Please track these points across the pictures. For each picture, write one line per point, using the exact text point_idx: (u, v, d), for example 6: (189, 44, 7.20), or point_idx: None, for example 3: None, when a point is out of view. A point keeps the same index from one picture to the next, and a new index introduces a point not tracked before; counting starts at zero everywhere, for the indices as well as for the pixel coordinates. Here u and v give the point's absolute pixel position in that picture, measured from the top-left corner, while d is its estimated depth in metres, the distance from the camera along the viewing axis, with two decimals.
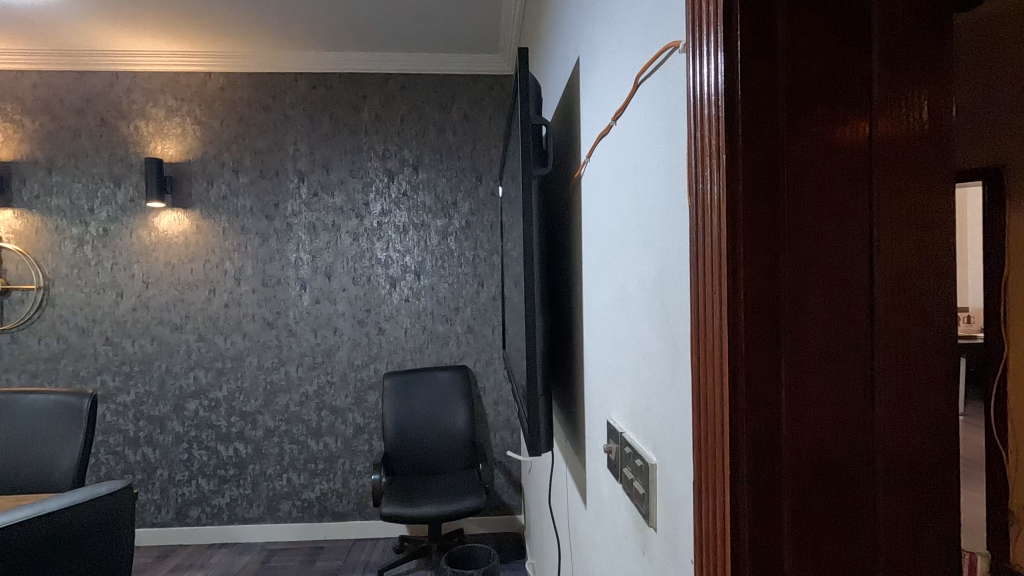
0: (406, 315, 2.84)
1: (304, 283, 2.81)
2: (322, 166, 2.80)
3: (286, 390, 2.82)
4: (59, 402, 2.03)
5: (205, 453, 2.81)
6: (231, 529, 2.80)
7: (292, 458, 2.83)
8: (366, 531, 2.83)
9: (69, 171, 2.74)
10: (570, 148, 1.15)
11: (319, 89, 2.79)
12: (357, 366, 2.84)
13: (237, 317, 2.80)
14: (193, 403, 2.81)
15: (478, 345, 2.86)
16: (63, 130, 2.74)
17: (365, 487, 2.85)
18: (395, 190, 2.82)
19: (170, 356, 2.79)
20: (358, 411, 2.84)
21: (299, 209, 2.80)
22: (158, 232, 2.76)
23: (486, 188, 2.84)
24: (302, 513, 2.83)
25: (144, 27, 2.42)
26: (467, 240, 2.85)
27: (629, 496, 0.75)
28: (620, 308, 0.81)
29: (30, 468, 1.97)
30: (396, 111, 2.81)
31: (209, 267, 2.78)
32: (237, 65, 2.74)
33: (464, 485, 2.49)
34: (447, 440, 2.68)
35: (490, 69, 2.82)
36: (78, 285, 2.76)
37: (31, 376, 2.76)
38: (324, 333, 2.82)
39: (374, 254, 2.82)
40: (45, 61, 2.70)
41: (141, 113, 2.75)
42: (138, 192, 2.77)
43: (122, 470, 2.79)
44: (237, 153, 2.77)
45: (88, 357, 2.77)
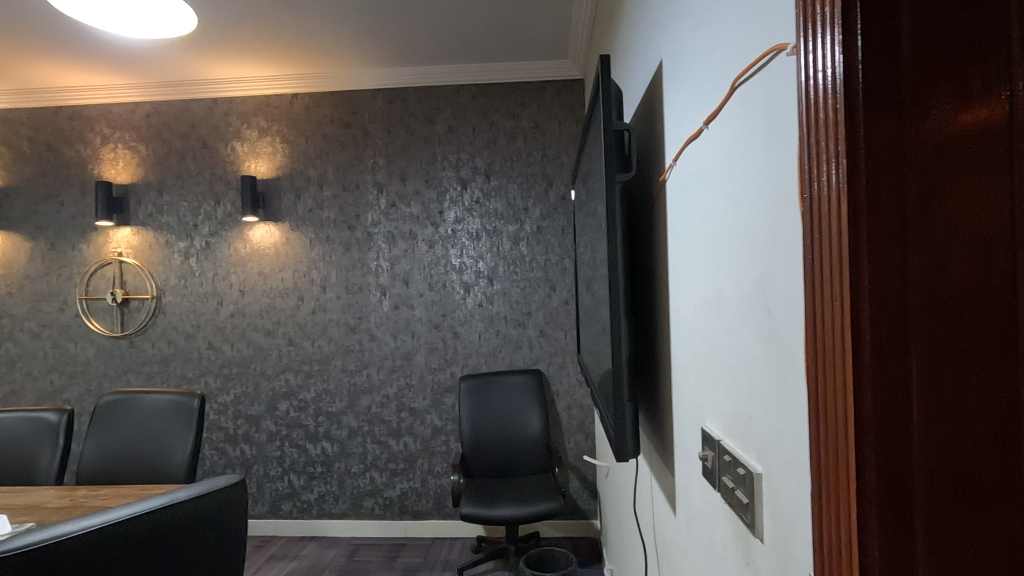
0: (480, 320, 2.90)
1: (383, 289, 2.93)
2: (399, 177, 2.92)
3: (369, 392, 2.95)
4: (172, 401, 2.25)
5: (296, 450, 2.99)
6: (320, 523, 2.96)
7: (375, 457, 2.95)
8: (444, 530, 2.91)
9: (176, 191, 3.01)
10: (653, 151, 1.14)
11: (395, 103, 2.91)
12: (434, 369, 2.93)
13: (323, 322, 2.97)
14: (285, 403, 3.00)
15: (551, 349, 2.88)
16: (172, 154, 3.01)
17: (443, 487, 2.93)
18: (468, 198, 2.89)
19: (264, 359, 3.00)
20: (436, 413, 2.93)
21: (380, 219, 2.93)
22: (252, 244, 2.98)
23: (557, 192, 2.86)
24: (384, 511, 2.95)
25: (240, 56, 2.63)
26: (538, 245, 2.87)
27: (729, 504, 0.74)
28: (716, 313, 0.79)
29: (148, 460, 2.18)
30: (468, 120, 2.89)
31: (298, 276, 2.97)
32: (320, 84, 2.91)
33: (541, 489, 2.51)
34: (522, 444, 2.71)
35: (559, 74, 2.84)
36: (184, 294, 3.02)
37: (147, 377, 3.05)
38: (403, 337, 2.93)
39: (449, 261, 2.90)
40: (156, 92, 2.99)
41: (237, 135, 2.98)
42: (234, 208, 3.00)
43: (223, 465, 3.02)
44: (321, 168, 2.94)
45: (194, 360, 3.03)
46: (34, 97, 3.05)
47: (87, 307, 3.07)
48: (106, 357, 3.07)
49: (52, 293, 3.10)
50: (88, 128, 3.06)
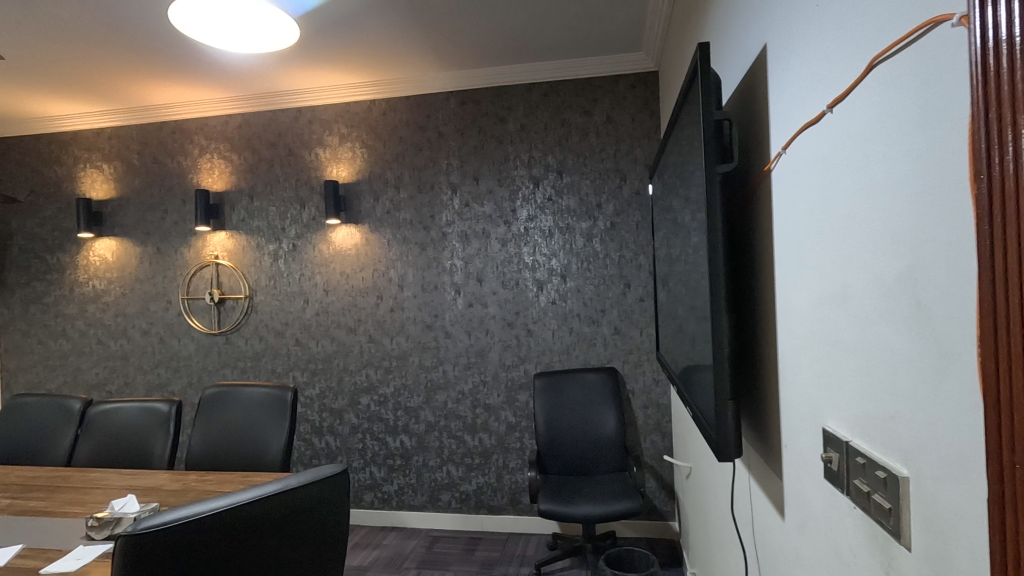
0: (553, 317, 2.90)
1: (458, 288, 2.99)
2: (472, 178, 2.96)
3: (445, 388, 3.02)
4: (267, 393, 2.39)
5: (377, 443, 3.11)
6: (400, 514, 3.06)
7: (451, 452, 3.02)
8: (520, 526, 2.93)
9: (265, 197, 3.20)
10: (756, 141, 1.10)
11: (468, 104, 2.96)
12: (508, 366, 2.96)
13: (400, 320, 3.07)
14: (366, 398, 3.12)
15: (626, 347, 2.84)
16: (261, 162, 3.21)
17: (518, 483, 2.95)
18: (541, 196, 2.89)
19: (346, 356, 3.14)
20: (510, 410, 2.96)
21: (454, 219, 2.99)
22: (335, 246, 3.12)
23: (631, 187, 2.81)
24: (460, 505, 3.01)
25: (323, 65, 2.75)
26: (612, 241, 2.83)
27: (864, 510, 0.70)
28: (843, 307, 0.75)
29: (248, 449, 2.32)
30: (540, 118, 2.89)
31: (377, 275, 3.08)
32: (396, 89, 3.01)
33: (618, 488, 2.47)
34: (597, 442, 2.69)
35: (633, 67, 2.79)
36: (274, 294, 3.21)
37: (241, 371, 3.26)
38: (477, 335, 2.98)
39: (522, 259, 2.92)
40: (247, 104, 3.19)
41: (320, 142, 3.13)
42: (318, 212, 3.15)
43: (310, 456, 3.19)
44: (398, 171, 3.04)
45: (282, 355, 3.21)
46: (143, 114, 3.33)
47: (188, 306, 3.32)
48: (205, 353, 3.30)
49: (158, 293, 3.37)
50: (188, 141, 3.31)
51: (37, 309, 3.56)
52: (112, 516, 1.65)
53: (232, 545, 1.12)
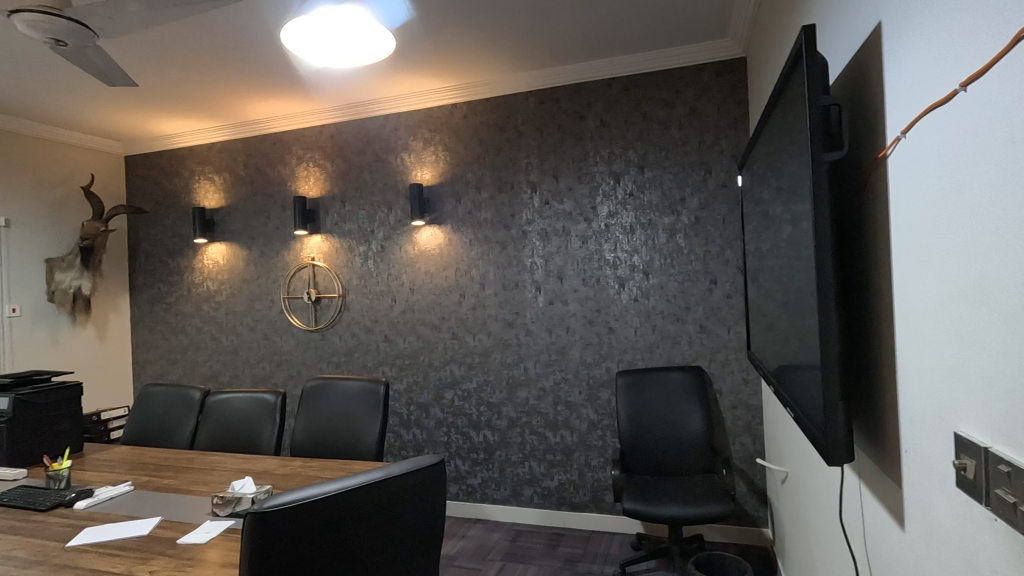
0: (635, 315, 2.85)
1: (539, 286, 3.02)
2: (552, 176, 2.98)
3: (526, 384, 3.06)
4: (362, 386, 2.54)
5: (461, 437, 3.21)
6: (483, 507, 3.14)
7: (533, 448, 3.06)
8: (603, 524, 2.91)
9: (356, 202, 3.39)
10: (870, 124, 1.03)
11: (547, 103, 2.98)
12: (590, 364, 2.94)
13: (482, 317, 3.14)
14: (450, 392, 3.23)
15: (713, 345, 2.74)
16: (352, 168, 3.40)
17: (600, 481, 2.94)
18: (622, 191, 2.86)
19: (431, 352, 3.26)
20: (591, 407, 2.95)
21: (534, 218, 3.02)
22: (420, 246, 3.25)
23: (717, 179, 2.71)
24: (542, 500, 3.04)
25: (409, 73, 2.87)
26: (697, 236, 2.74)
27: (1009, 523, 0.64)
28: (981, 301, 0.69)
29: (344, 439, 2.48)
30: (620, 113, 2.85)
31: (460, 274, 3.18)
32: (477, 92, 3.08)
33: (708, 490, 2.39)
34: (684, 442, 2.61)
35: (718, 55, 2.68)
36: (364, 293, 3.39)
37: (335, 365, 3.47)
38: (558, 332, 2.99)
39: (603, 255, 2.90)
40: (338, 114, 3.39)
41: (405, 147, 3.27)
42: (404, 214, 3.29)
43: (399, 447, 3.34)
44: (479, 172, 3.11)
45: (372, 352, 3.39)
46: (248, 128, 3.62)
47: (288, 305, 3.58)
48: (304, 348, 3.55)
49: (262, 293, 3.65)
50: (286, 152, 3.57)
51: (162, 308, 3.97)
52: (233, 495, 1.82)
53: (341, 527, 1.19)
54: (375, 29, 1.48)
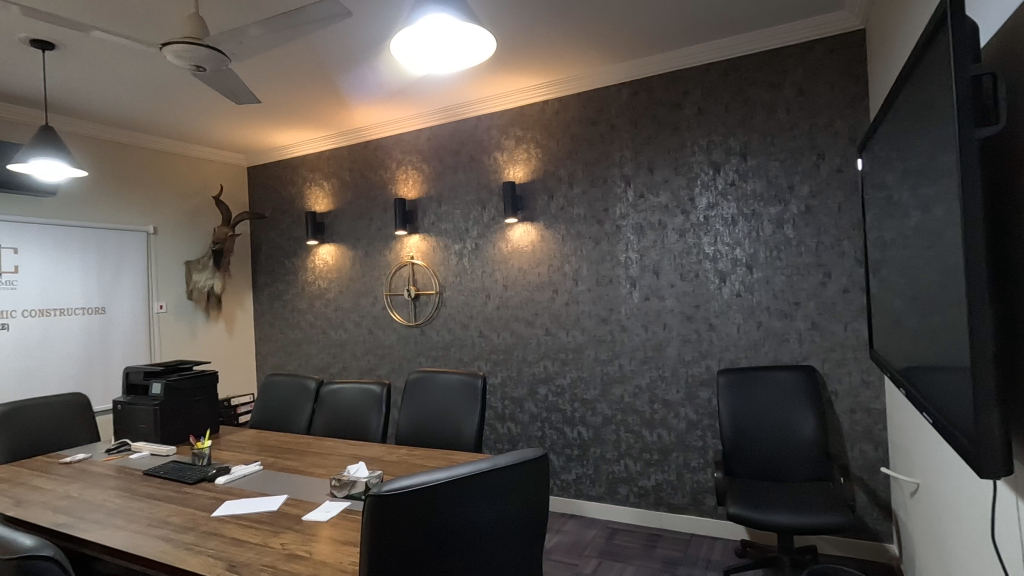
0: (738, 311, 2.72)
1: (634, 281, 2.96)
2: (646, 168, 2.91)
3: (621, 381, 3.02)
4: (461, 380, 2.64)
5: (555, 432, 3.22)
6: (578, 503, 3.14)
7: (629, 446, 3.01)
8: (703, 528, 2.80)
9: (451, 201, 3.51)
10: None
11: (640, 94, 2.91)
12: (688, 362, 2.84)
13: (576, 313, 3.13)
14: (543, 388, 3.25)
15: (827, 344, 2.54)
16: (447, 169, 3.52)
17: (700, 483, 2.83)
18: (722, 181, 2.73)
19: (525, 347, 3.30)
20: (690, 407, 2.84)
21: (628, 212, 2.96)
22: (513, 243, 3.30)
23: (830, 164, 2.51)
24: (639, 499, 2.98)
25: (502, 73, 2.92)
26: (808, 227, 2.56)
27: None
28: None
29: (445, 430, 2.58)
30: (720, 99, 2.72)
31: (552, 270, 3.19)
32: (568, 87, 3.08)
33: (823, 498, 2.22)
34: (794, 447, 2.45)
35: (832, 29, 2.47)
36: (460, 290, 3.50)
37: (433, 359, 3.62)
38: (654, 328, 2.92)
39: (702, 249, 2.78)
40: (435, 117, 3.52)
41: (498, 146, 3.33)
42: (497, 212, 3.35)
43: (495, 440, 3.42)
44: (571, 167, 3.10)
45: (468, 346, 3.49)
46: (353, 136, 3.87)
47: (390, 301, 3.78)
48: (405, 342, 3.73)
49: (367, 291, 3.89)
50: (387, 157, 3.77)
51: (280, 304, 4.34)
52: (349, 478, 1.95)
53: (450, 515, 1.23)
54: (481, 34, 1.49)
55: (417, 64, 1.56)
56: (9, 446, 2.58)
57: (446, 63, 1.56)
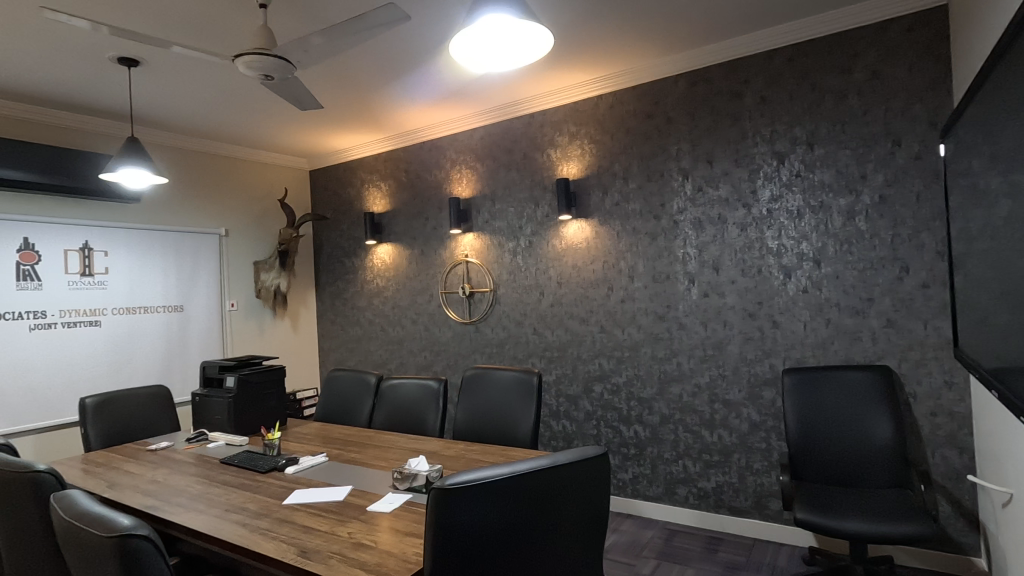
0: (805, 308, 2.60)
1: (692, 277, 2.88)
2: (705, 161, 2.82)
3: (679, 380, 2.95)
4: (517, 376, 2.65)
5: (611, 431, 3.19)
6: (635, 503, 3.10)
7: (687, 446, 2.94)
8: (768, 533, 2.70)
9: (505, 199, 3.53)
10: None
11: (698, 85, 2.82)
12: (751, 361, 2.74)
13: (632, 310, 3.09)
14: (599, 386, 3.22)
15: (904, 343, 2.39)
16: (501, 167, 3.54)
17: (764, 486, 2.72)
18: (787, 173, 2.61)
19: (580, 345, 3.28)
20: (753, 407, 2.74)
21: (686, 206, 2.89)
22: (567, 240, 3.29)
23: (907, 151, 2.35)
24: (699, 501, 2.91)
25: (555, 69, 2.92)
26: (882, 218, 2.41)
27: None
28: None
29: (501, 426, 2.60)
30: (784, 87, 2.60)
31: (608, 267, 3.15)
32: (623, 81, 3.03)
33: (900, 506, 2.09)
34: (868, 451, 2.32)
35: (909, 6, 2.31)
36: (514, 287, 3.52)
37: (488, 356, 3.66)
38: (714, 326, 2.84)
39: (765, 243, 2.68)
40: (488, 116, 3.55)
41: (551, 143, 3.32)
42: (551, 209, 3.35)
43: (550, 437, 3.42)
44: (626, 162, 3.06)
45: (523, 344, 3.51)
46: (409, 137, 3.96)
47: (446, 299, 3.84)
48: (460, 339, 3.79)
49: (423, 289, 3.97)
50: (442, 157, 3.83)
51: (341, 302, 4.50)
52: (410, 471, 2.00)
53: (511, 510, 1.24)
54: (539, 33, 1.49)
55: (476, 64, 1.58)
56: (103, 433, 2.81)
57: (504, 62, 1.58)
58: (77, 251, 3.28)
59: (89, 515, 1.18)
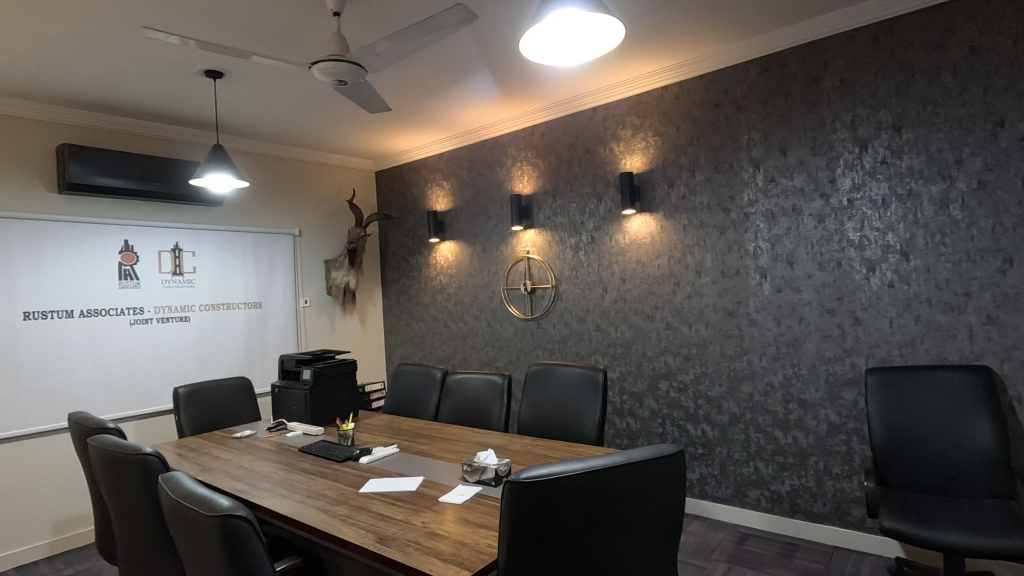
0: (890, 303, 2.44)
1: (764, 272, 2.77)
2: (778, 150, 2.70)
3: (750, 378, 2.84)
4: (582, 373, 2.65)
5: (677, 430, 3.11)
6: (703, 504, 3.02)
7: (759, 447, 2.82)
8: (849, 541, 2.56)
9: (567, 195, 3.52)
10: None
11: (772, 70, 2.70)
12: (829, 360, 2.60)
13: (699, 307, 3.00)
14: (664, 383, 3.16)
15: (1006, 341, 2.20)
16: (562, 163, 3.53)
17: (845, 491, 2.58)
18: (870, 160, 2.46)
19: (644, 341, 3.23)
20: (832, 408, 2.60)
21: (757, 198, 2.78)
22: (631, 235, 3.24)
23: (1012, 132, 2.15)
24: (772, 505, 2.79)
25: (618, 61, 2.87)
26: (981, 206, 2.22)
27: None
28: None
29: (566, 423, 2.60)
30: (867, 68, 2.45)
31: (673, 262, 3.08)
32: (690, 70, 2.94)
33: (1004, 519, 1.93)
34: (965, 458, 2.14)
35: None
36: (577, 283, 3.50)
37: (550, 352, 3.66)
38: (789, 323, 2.71)
39: (845, 235, 2.53)
40: (550, 111, 3.55)
41: (614, 137, 3.28)
42: (614, 204, 3.30)
43: (614, 434, 3.39)
44: (693, 154, 2.97)
45: (585, 340, 3.49)
46: (470, 136, 4.01)
47: (508, 295, 3.88)
48: (522, 335, 3.81)
49: (485, 285, 4.02)
50: (503, 155, 3.86)
51: (406, 299, 4.63)
52: (480, 464, 2.04)
53: (585, 505, 1.24)
54: (611, 25, 1.47)
55: (547, 59, 1.57)
56: (195, 421, 3.04)
57: (574, 56, 1.57)
58: (169, 252, 3.55)
59: (195, 494, 1.28)
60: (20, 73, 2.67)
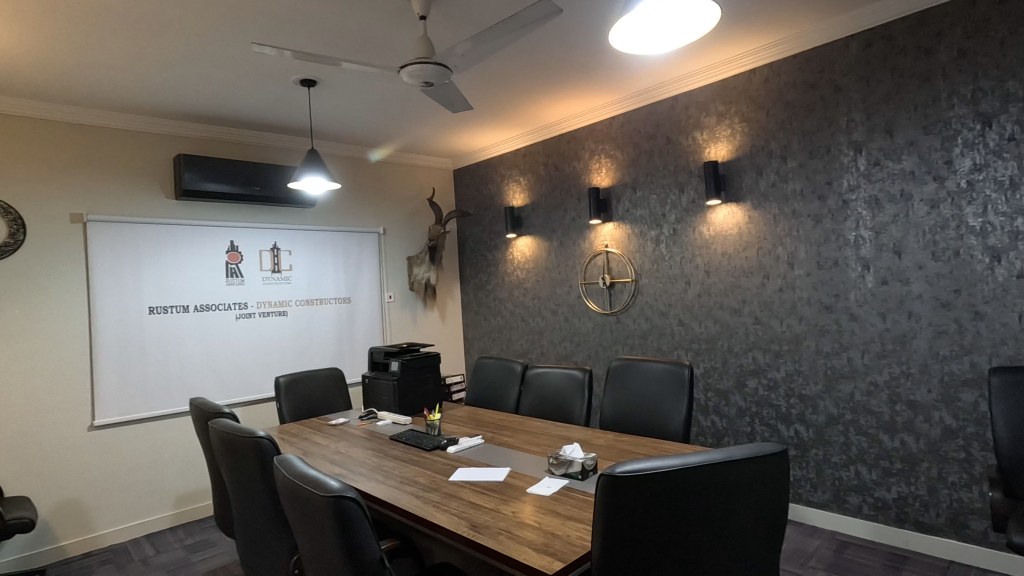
0: (1020, 296, 2.19)
1: (867, 263, 2.58)
2: (883, 130, 2.50)
3: (851, 377, 2.66)
4: (666, 368, 2.59)
5: (767, 429, 2.97)
6: (797, 507, 2.87)
7: (861, 451, 2.64)
8: (967, 556, 2.34)
9: (647, 187, 3.44)
10: None
11: (876, 45, 2.50)
12: (944, 358, 2.39)
13: (792, 300, 2.84)
14: (753, 380, 3.03)
15: None
16: (642, 154, 3.46)
17: (963, 502, 2.36)
18: (995, 137, 2.22)
19: (731, 337, 3.10)
20: (948, 411, 2.38)
21: (859, 183, 2.59)
22: (716, 226, 3.12)
23: None
24: (876, 513, 2.61)
25: (702, 46, 2.77)
26: None
27: None
28: None
29: (650, 419, 2.56)
30: (992, 35, 2.21)
31: (763, 253, 2.94)
32: (781, 50, 2.79)
33: None
34: None
35: None
36: (658, 277, 3.42)
37: (630, 347, 3.60)
38: (895, 317, 2.51)
39: (964, 221, 2.30)
40: (629, 102, 3.48)
41: (697, 125, 3.16)
42: (697, 195, 3.19)
43: (698, 433, 3.29)
44: (785, 139, 2.81)
45: (667, 335, 3.40)
46: (547, 131, 4.02)
47: (586, 290, 3.85)
48: (601, 329, 3.78)
49: (562, 280, 4.02)
50: (580, 148, 3.84)
51: (484, 294, 4.72)
52: (565, 457, 2.04)
53: (682, 501, 1.21)
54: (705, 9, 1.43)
55: (639, 47, 1.56)
56: (294, 408, 3.26)
57: (664, 42, 1.54)
58: (268, 251, 3.82)
59: (306, 475, 1.38)
60: (145, 92, 2.97)
